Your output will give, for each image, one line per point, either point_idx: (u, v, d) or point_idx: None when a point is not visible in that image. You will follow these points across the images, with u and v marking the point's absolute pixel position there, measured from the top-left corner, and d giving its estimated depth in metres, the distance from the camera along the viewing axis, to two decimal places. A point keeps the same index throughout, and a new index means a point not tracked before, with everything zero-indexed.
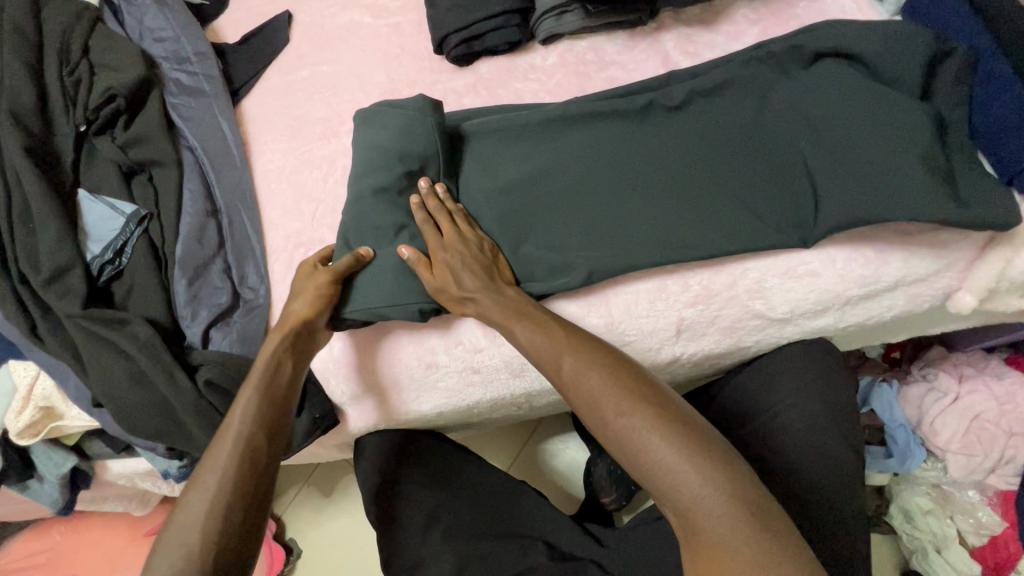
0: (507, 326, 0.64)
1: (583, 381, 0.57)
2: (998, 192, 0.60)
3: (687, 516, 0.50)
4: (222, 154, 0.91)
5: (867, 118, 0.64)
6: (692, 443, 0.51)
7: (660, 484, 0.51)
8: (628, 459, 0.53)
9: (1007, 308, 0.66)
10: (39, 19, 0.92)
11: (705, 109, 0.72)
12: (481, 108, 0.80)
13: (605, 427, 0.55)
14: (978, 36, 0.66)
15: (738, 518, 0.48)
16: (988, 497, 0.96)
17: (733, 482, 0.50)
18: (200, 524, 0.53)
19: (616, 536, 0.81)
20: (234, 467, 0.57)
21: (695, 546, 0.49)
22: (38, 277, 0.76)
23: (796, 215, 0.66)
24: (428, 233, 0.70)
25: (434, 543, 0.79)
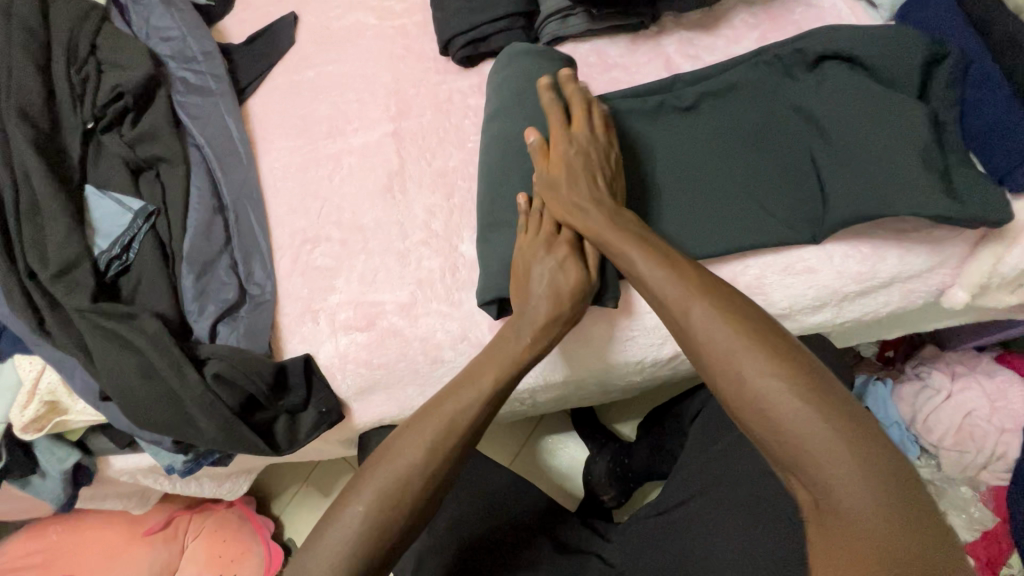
0: (633, 261, 0.61)
1: (720, 333, 0.54)
2: (991, 188, 0.62)
3: (827, 492, 0.47)
4: (230, 152, 0.92)
5: (869, 118, 0.66)
6: (842, 417, 0.49)
7: (797, 453, 0.49)
8: (765, 423, 0.51)
9: (997, 304, 0.68)
10: (47, 17, 0.93)
11: (714, 109, 0.74)
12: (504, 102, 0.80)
13: (741, 387, 0.52)
14: (968, 40, 0.68)
15: (895, 508, 0.45)
16: (981, 493, 0.99)
17: (890, 472, 0.46)
18: (394, 489, 0.58)
19: (621, 532, 0.85)
20: (435, 447, 0.60)
21: (828, 522, 0.47)
22: (45, 271, 0.77)
23: (799, 213, 0.68)
24: (555, 117, 0.70)
25: (439, 535, 0.80)
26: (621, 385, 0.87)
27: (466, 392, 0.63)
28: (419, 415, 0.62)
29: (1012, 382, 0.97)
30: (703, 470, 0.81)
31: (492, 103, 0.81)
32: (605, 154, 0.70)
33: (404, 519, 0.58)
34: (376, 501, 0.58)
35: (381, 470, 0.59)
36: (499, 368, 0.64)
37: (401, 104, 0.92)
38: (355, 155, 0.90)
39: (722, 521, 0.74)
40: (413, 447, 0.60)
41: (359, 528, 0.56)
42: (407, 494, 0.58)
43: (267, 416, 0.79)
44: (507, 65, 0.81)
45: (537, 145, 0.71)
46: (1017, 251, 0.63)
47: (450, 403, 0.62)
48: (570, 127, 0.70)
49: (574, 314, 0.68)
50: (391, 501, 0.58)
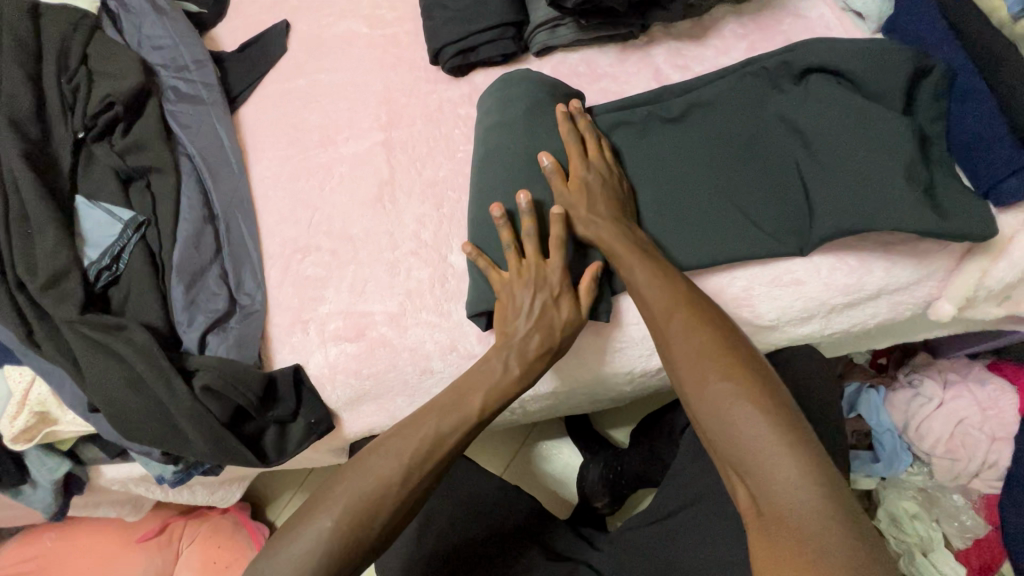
0: (629, 272, 0.66)
1: (691, 344, 0.61)
2: (974, 201, 0.62)
3: (769, 492, 0.51)
4: (221, 162, 0.92)
5: (856, 132, 0.66)
6: (790, 428, 0.54)
7: (746, 455, 0.53)
8: (720, 427, 0.56)
9: (984, 316, 0.68)
10: (39, 27, 0.93)
11: (702, 121, 0.74)
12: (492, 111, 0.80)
13: (702, 390, 0.58)
14: (954, 53, 0.68)
15: (830, 512, 0.48)
16: (974, 501, 0.99)
17: (829, 480, 0.50)
18: (368, 504, 0.61)
19: (608, 540, 0.83)
20: (412, 465, 0.63)
21: (767, 520, 0.50)
22: (35, 282, 0.77)
23: (786, 226, 0.68)
24: (574, 145, 0.72)
25: (428, 547, 0.80)
26: (611, 395, 0.87)
27: (445, 420, 0.66)
28: (398, 432, 0.65)
29: (1004, 391, 0.97)
30: (693, 480, 0.80)
31: (482, 113, 0.81)
32: (618, 179, 0.72)
33: (372, 534, 0.61)
34: (346, 512, 0.60)
35: (355, 483, 0.62)
36: (485, 394, 0.68)
37: (392, 114, 0.92)
38: (346, 164, 0.90)
39: (712, 532, 0.75)
40: (389, 463, 0.63)
41: (328, 538, 0.59)
42: (378, 509, 0.61)
43: (256, 426, 0.79)
44: (520, 82, 0.79)
45: (552, 169, 0.71)
46: (1002, 264, 0.63)
47: (430, 427, 0.65)
48: (586, 154, 0.72)
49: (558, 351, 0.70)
50: (361, 515, 0.60)
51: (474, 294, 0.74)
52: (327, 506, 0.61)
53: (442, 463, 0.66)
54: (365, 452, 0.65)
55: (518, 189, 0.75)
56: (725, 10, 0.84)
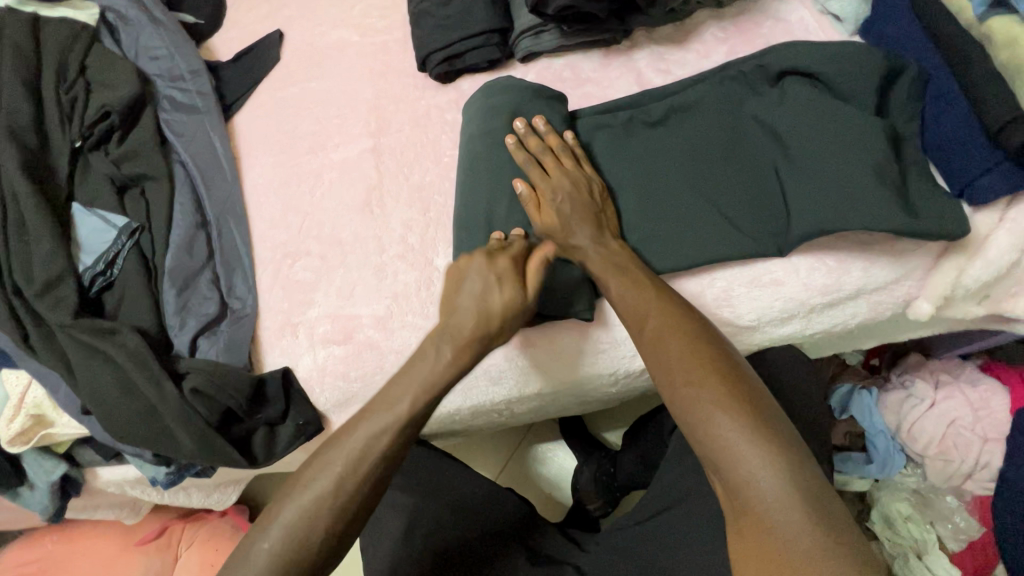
0: (602, 281, 0.67)
1: (660, 345, 0.62)
2: (946, 200, 0.63)
3: (738, 489, 0.53)
4: (214, 169, 0.94)
5: (830, 133, 0.66)
6: (755, 423, 0.55)
7: (716, 454, 0.55)
8: (691, 428, 0.57)
9: (964, 315, 0.69)
10: (39, 39, 0.95)
11: (682, 124, 0.75)
12: (477, 114, 0.81)
13: (671, 394, 0.60)
14: (927, 55, 0.69)
15: (796, 504, 0.51)
16: (967, 502, 0.98)
17: (792, 468, 0.52)
18: (296, 534, 0.55)
19: (596, 541, 0.84)
20: (344, 488, 0.57)
21: (739, 518, 0.53)
22: (31, 288, 0.79)
23: (765, 228, 0.69)
24: (533, 170, 0.72)
25: (415, 546, 0.80)
26: (598, 397, 0.88)
27: (372, 423, 0.60)
28: (329, 450, 0.59)
29: (996, 392, 0.96)
30: (678, 481, 0.81)
31: (466, 118, 0.82)
32: (589, 187, 0.72)
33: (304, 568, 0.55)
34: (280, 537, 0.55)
35: (287, 509, 0.56)
36: (419, 388, 0.61)
37: (380, 120, 0.93)
38: (335, 170, 0.92)
39: (696, 532, 0.75)
40: (320, 486, 0.57)
41: (264, 568, 0.54)
42: (309, 538, 0.55)
43: (245, 428, 0.80)
44: (504, 89, 0.80)
45: (525, 197, 0.70)
46: (977, 264, 0.64)
47: (358, 431, 0.59)
48: (548, 174, 0.72)
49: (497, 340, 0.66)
50: (292, 546, 0.55)
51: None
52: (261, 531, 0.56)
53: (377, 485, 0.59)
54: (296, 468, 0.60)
55: (501, 192, 0.76)
56: (706, 15, 0.85)
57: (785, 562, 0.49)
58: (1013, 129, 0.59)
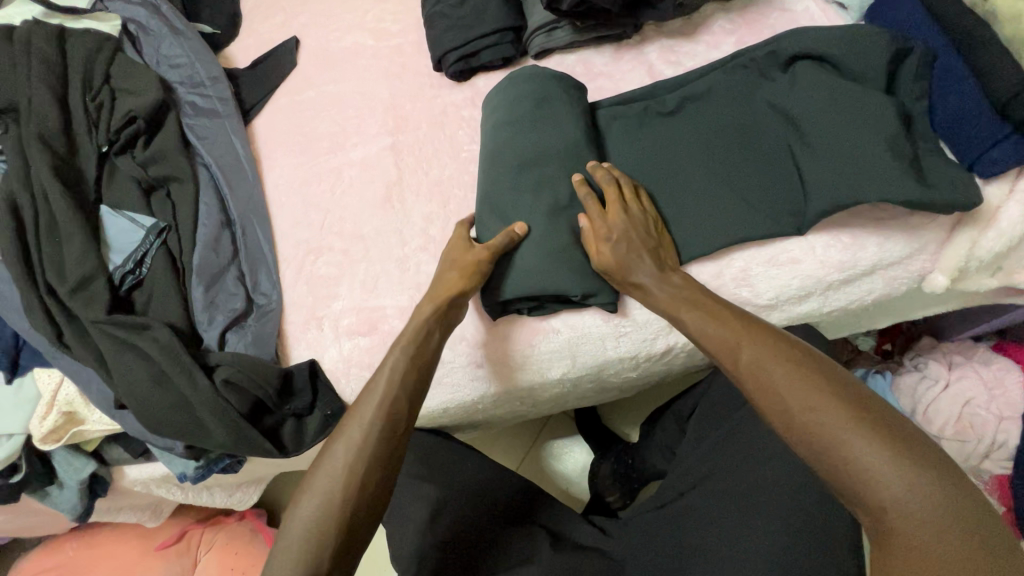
0: (675, 316, 0.66)
1: (761, 372, 0.57)
2: (957, 172, 0.65)
3: (889, 523, 0.47)
4: (236, 170, 0.97)
5: (840, 113, 0.69)
6: (895, 444, 0.49)
7: (857, 484, 0.49)
8: (821, 458, 0.51)
9: (977, 287, 0.70)
10: (65, 49, 0.98)
11: (697, 113, 0.78)
12: (502, 102, 0.82)
13: (789, 422, 0.54)
14: (933, 36, 0.71)
15: (961, 534, 0.45)
16: (985, 482, 0.98)
17: (952, 494, 0.46)
18: (340, 484, 0.59)
19: (621, 525, 0.86)
20: (374, 435, 0.62)
21: (893, 553, 0.47)
22: (64, 286, 0.81)
23: (781, 206, 0.71)
24: (592, 206, 0.72)
25: (440, 535, 0.81)
26: (618, 383, 0.89)
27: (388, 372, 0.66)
28: (351, 416, 0.64)
29: (1010, 370, 0.98)
30: (700, 462, 0.82)
31: (490, 110, 0.84)
32: (646, 227, 0.71)
33: (353, 519, 0.58)
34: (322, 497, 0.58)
35: (323, 472, 0.60)
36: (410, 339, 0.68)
37: (398, 119, 0.96)
38: (355, 168, 0.94)
39: (716, 511, 0.75)
40: (346, 443, 0.61)
41: (310, 525, 0.57)
42: (353, 489, 0.59)
43: (275, 419, 0.82)
44: (528, 80, 0.81)
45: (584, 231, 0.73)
46: (989, 235, 0.66)
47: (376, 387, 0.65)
48: (606, 211, 0.72)
49: (476, 288, 0.74)
50: (337, 500, 0.58)
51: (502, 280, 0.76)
52: (304, 496, 0.59)
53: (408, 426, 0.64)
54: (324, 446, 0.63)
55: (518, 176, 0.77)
56: (713, 8, 0.88)
57: None
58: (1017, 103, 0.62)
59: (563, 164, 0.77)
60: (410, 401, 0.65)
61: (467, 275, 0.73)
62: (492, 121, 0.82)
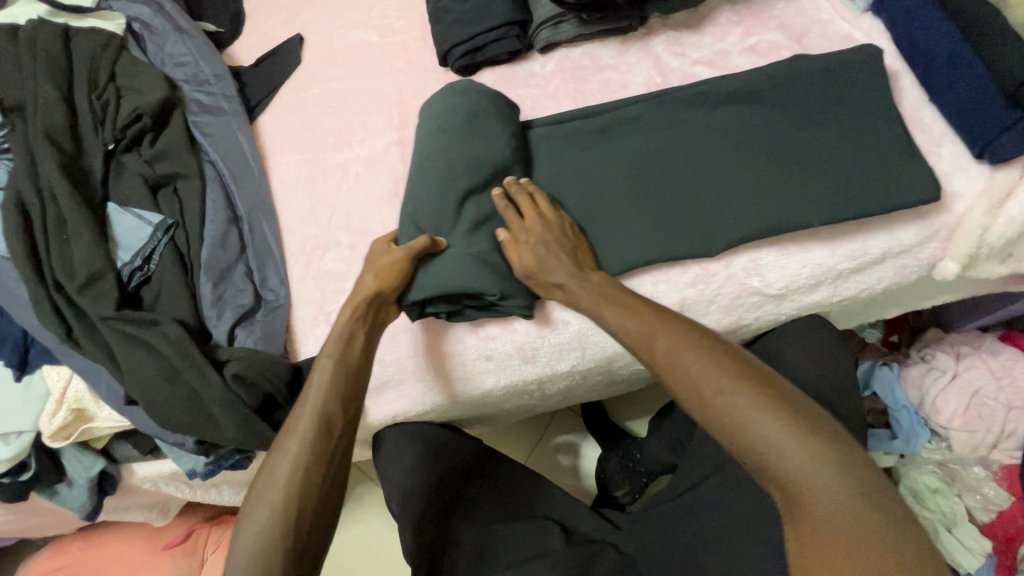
0: (600, 311, 0.67)
1: (680, 360, 0.59)
2: (917, 175, 0.69)
3: (794, 493, 0.50)
4: (242, 166, 0.96)
5: (784, 142, 0.75)
6: (794, 417, 0.53)
7: (765, 461, 0.52)
8: (735, 439, 0.54)
9: (988, 275, 0.73)
10: (70, 47, 0.98)
11: (628, 136, 0.79)
12: (433, 114, 0.81)
13: (705, 407, 0.56)
14: (942, 24, 0.72)
15: (852, 492, 0.49)
16: (993, 472, 0.99)
17: (840, 455, 0.51)
18: (280, 498, 0.58)
19: (632, 519, 0.85)
20: (309, 447, 0.61)
21: (802, 522, 0.50)
22: (72, 283, 0.81)
23: (713, 226, 0.73)
24: (511, 217, 0.74)
25: (454, 529, 0.80)
26: (626, 376, 0.89)
27: (318, 380, 0.65)
28: (288, 426, 0.63)
29: (1017, 359, 0.98)
30: (712, 453, 0.80)
31: (425, 120, 0.81)
32: (564, 231, 0.73)
33: (302, 532, 0.58)
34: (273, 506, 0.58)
35: (268, 483, 0.59)
36: (337, 347, 0.68)
37: (405, 114, 0.96)
38: (361, 164, 0.94)
39: (728, 501, 0.75)
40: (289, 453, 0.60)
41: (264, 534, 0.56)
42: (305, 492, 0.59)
43: (285, 414, 0.82)
44: (460, 94, 0.80)
45: (505, 243, 0.74)
46: (999, 221, 0.68)
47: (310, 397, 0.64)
48: (524, 220, 0.74)
49: (398, 291, 0.73)
50: (281, 507, 0.57)
51: (421, 286, 0.73)
52: (246, 518, 0.58)
53: (347, 431, 0.64)
54: (262, 465, 0.62)
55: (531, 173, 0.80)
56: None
57: (863, 557, 0.47)
58: None
59: (571, 166, 0.80)
60: (346, 405, 0.65)
61: (386, 279, 0.71)
62: (426, 132, 0.80)
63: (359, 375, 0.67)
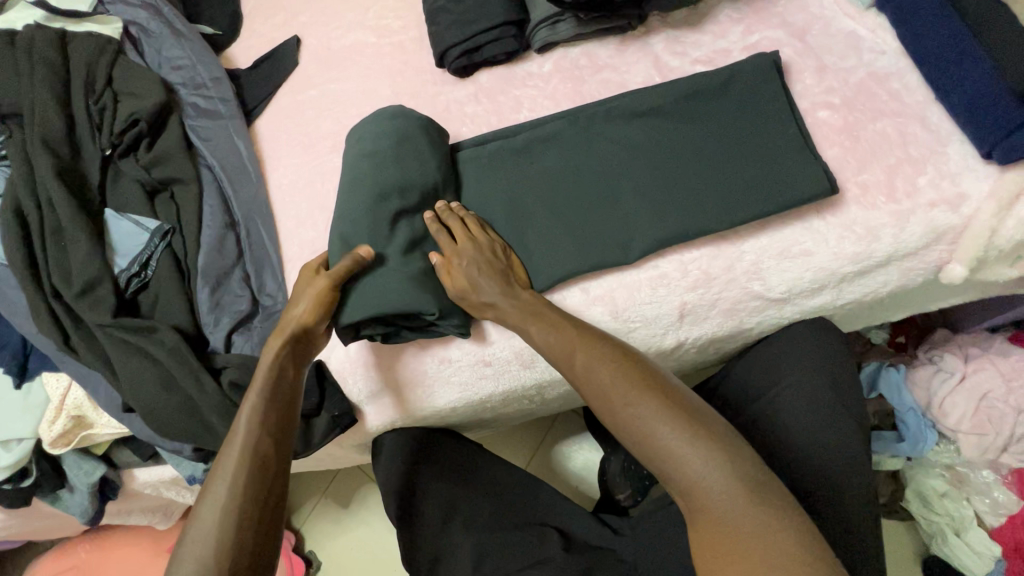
0: (523, 327, 0.68)
1: (592, 376, 0.62)
2: (813, 165, 0.71)
3: (691, 497, 0.54)
4: (239, 170, 0.96)
5: (710, 145, 0.75)
6: (692, 424, 0.56)
7: (666, 468, 0.56)
8: (641, 447, 0.57)
9: (997, 277, 0.71)
10: (67, 52, 0.98)
11: (549, 150, 0.80)
12: (359, 135, 0.81)
13: (615, 418, 0.59)
14: (949, 20, 0.72)
15: (741, 494, 0.52)
16: (1003, 476, 0.97)
17: (733, 459, 0.54)
18: (214, 537, 0.55)
19: (632, 525, 0.83)
20: (241, 482, 0.59)
21: (701, 525, 0.53)
22: (69, 290, 0.81)
23: (634, 234, 0.74)
24: (445, 241, 0.74)
25: (454, 535, 0.80)
26: None
27: (251, 414, 0.64)
28: (219, 459, 0.61)
29: None
30: None
31: (353, 142, 0.82)
32: (495, 253, 0.74)
33: (240, 570, 0.55)
34: (208, 538, 0.56)
35: (204, 515, 0.57)
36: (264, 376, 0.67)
37: None
38: None
39: None
40: (222, 483, 0.59)
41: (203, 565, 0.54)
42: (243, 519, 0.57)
43: None
44: (382, 116, 0.82)
45: (438, 266, 0.74)
46: (1009, 223, 0.67)
47: (240, 426, 0.63)
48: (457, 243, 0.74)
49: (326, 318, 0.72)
50: (216, 537, 0.56)
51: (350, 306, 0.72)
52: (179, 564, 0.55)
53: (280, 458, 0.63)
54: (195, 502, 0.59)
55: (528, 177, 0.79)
56: None
57: (756, 556, 0.50)
58: None
59: (570, 168, 0.78)
60: (277, 438, 0.64)
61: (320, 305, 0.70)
62: (354, 152, 0.81)
63: (290, 401, 0.67)
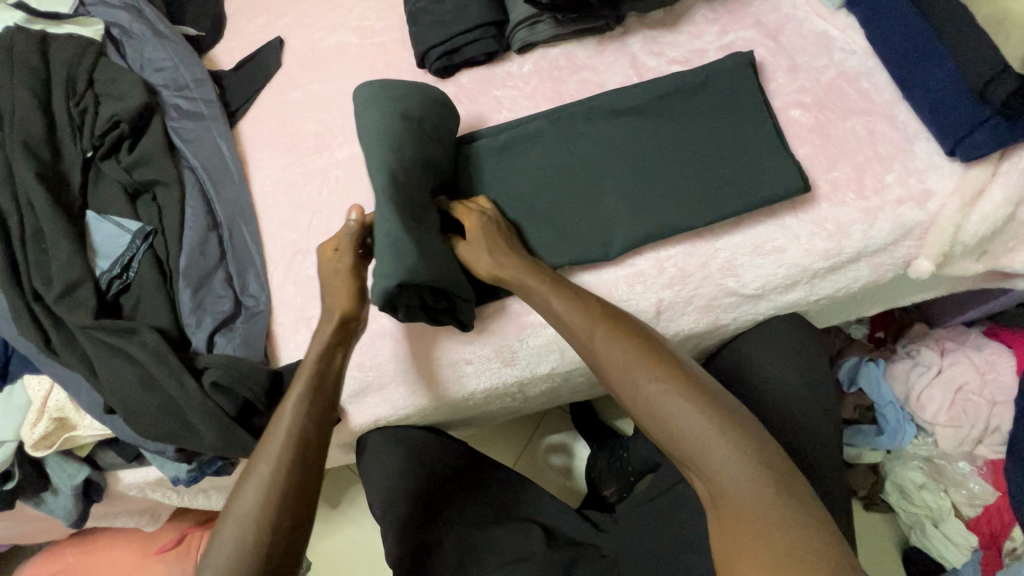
0: (546, 300, 0.67)
1: (615, 353, 0.62)
2: (787, 164, 0.72)
3: (712, 478, 0.55)
4: (222, 172, 0.96)
5: (692, 142, 0.76)
6: (718, 410, 0.57)
7: (688, 447, 0.57)
8: (661, 425, 0.58)
9: (964, 272, 0.73)
10: (48, 54, 0.98)
11: (533, 149, 0.80)
12: (377, 103, 0.77)
13: (637, 396, 0.60)
14: (914, 22, 0.73)
15: (765, 481, 0.53)
16: (979, 468, 0.98)
17: (758, 448, 0.55)
18: (255, 520, 0.59)
19: (613, 520, 0.84)
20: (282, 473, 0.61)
21: (719, 504, 0.54)
22: (50, 293, 0.81)
23: (615, 231, 0.75)
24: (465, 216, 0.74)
25: (439, 533, 0.81)
26: None
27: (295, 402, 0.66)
28: (264, 440, 0.64)
29: (1002, 354, 0.98)
30: None
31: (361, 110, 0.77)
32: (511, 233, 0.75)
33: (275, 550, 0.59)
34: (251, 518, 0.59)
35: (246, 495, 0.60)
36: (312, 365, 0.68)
37: None
38: (341, 168, 0.94)
39: None
40: (263, 467, 0.62)
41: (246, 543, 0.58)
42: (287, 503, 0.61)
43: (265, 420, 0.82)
44: (396, 89, 0.77)
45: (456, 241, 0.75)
46: (971, 220, 0.69)
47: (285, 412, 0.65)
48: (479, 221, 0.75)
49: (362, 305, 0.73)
50: (256, 518, 0.59)
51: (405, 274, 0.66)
52: (223, 538, 0.59)
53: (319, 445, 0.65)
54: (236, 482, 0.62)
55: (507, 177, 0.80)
56: None
57: (775, 539, 0.51)
58: (998, 84, 0.64)
59: (548, 168, 0.79)
60: (320, 427, 0.66)
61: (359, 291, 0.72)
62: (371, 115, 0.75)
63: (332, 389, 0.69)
